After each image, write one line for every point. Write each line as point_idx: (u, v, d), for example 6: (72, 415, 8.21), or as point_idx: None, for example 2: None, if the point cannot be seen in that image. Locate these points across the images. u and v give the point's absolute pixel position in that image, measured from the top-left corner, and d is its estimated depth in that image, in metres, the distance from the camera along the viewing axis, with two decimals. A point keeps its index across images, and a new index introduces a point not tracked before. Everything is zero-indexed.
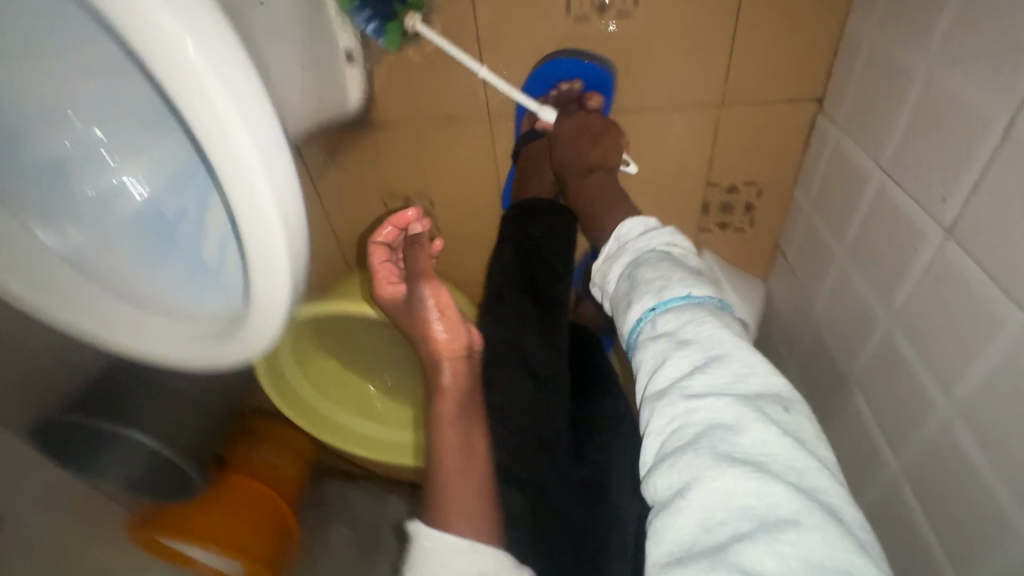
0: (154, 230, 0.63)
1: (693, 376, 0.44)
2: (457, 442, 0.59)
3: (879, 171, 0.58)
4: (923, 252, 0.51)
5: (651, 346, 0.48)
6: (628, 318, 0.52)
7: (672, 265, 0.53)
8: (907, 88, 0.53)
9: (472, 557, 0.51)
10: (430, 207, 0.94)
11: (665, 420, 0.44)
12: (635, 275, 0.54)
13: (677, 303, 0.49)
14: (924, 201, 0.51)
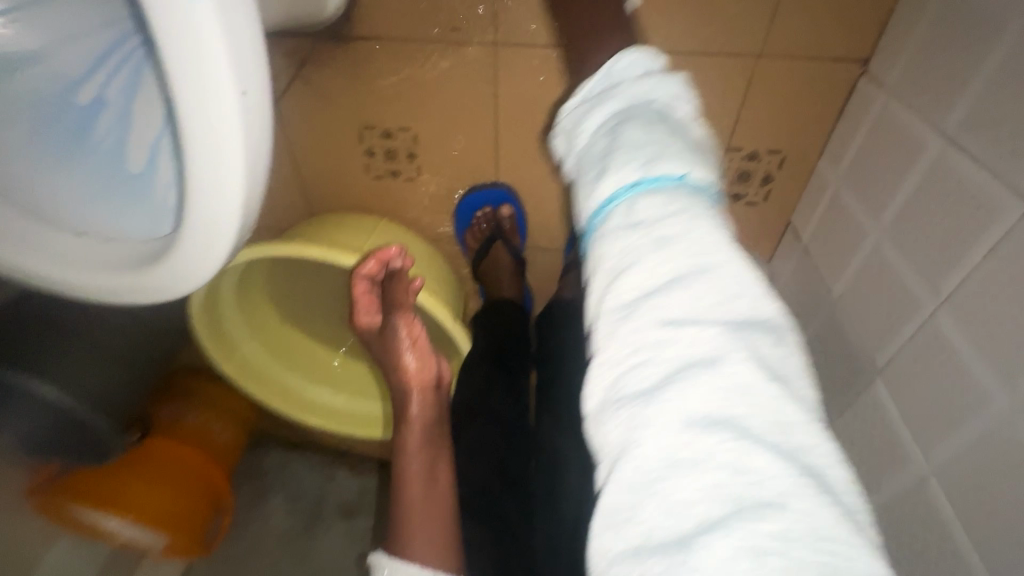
0: (58, 118, 0.48)
1: (671, 287, 0.29)
2: (421, 468, 0.65)
3: (941, 137, 0.52)
4: (995, 228, 0.45)
5: (619, 238, 0.32)
6: (597, 193, 0.35)
7: (671, 128, 0.36)
8: (996, 40, 0.46)
9: None
10: (413, 146, 0.81)
11: (627, 349, 0.29)
12: (624, 133, 0.36)
13: (667, 184, 0.33)
14: (1004, 170, 0.44)
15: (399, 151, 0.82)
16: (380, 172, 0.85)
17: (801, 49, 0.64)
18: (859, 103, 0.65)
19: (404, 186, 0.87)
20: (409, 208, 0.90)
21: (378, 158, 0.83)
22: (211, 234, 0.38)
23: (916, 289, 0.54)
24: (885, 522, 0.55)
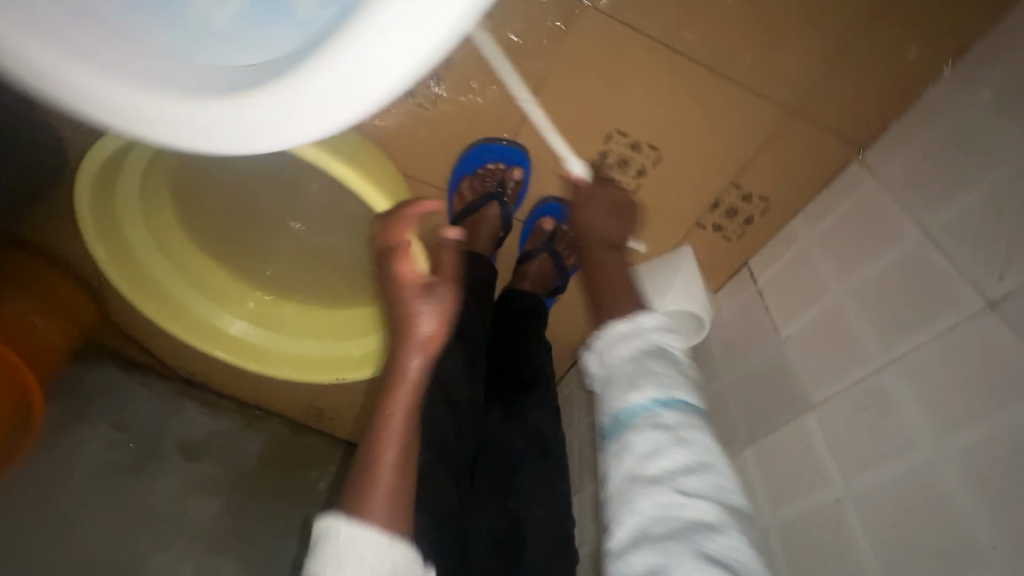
0: None
1: (685, 473, 0.47)
2: (401, 423, 0.55)
3: (920, 232, 0.63)
4: (952, 315, 0.57)
5: (645, 434, 0.50)
6: (628, 399, 0.54)
7: (676, 371, 0.56)
8: (989, 170, 0.58)
9: (382, 557, 0.47)
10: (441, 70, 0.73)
11: (653, 505, 0.47)
12: (642, 362, 0.56)
13: (677, 407, 0.52)
14: (972, 272, 0.56)
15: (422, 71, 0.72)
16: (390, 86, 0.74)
17: (825, 118, 0.73)
18: (847, 183, 0.76)
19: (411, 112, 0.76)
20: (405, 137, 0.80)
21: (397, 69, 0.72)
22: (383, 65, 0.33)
23: (869, 350, 0.65)
24: (799, 530, 0.65)
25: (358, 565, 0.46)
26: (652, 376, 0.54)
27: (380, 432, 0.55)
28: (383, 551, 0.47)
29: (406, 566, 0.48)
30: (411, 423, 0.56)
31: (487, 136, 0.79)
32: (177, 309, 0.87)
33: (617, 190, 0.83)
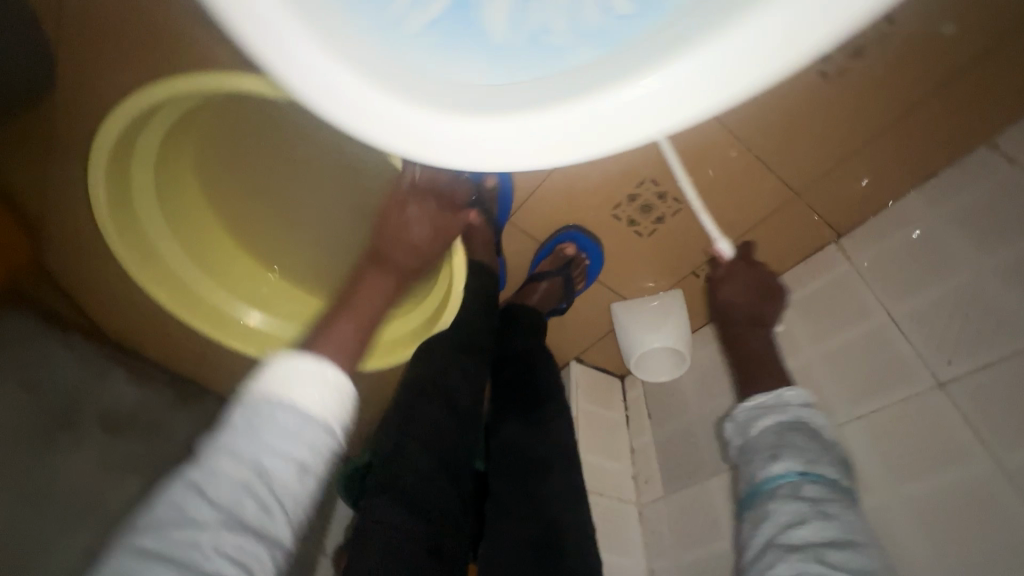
0: None
1: (829, 545, 0.55)
2: (379, 291, 0.69)
3: (885, 315, 0.76)
4: (907, 388, 0.69)
5: (792, 506, 0.60)
6: (771, 469, 0.64)
7: (813, 447, 0.65)
8: (948, 276, 0.71)
9: (321, 392, 0.49)
10: None
11: (794, 567, 0.55)
12: (785, 436, 0.66)
13: (816, 481, 0.61)
14: (927, 356, 0.69)
15: None
16: None
17: (819, 203, 0.84)
18: (824, 260, 0.88)
19: None
20: None
21: None
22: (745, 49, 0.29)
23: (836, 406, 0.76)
24: None
25: (306, 387, 0.49)
26: (792, 454, 0.64)
27: (357, 295, 0.68)
28: (324, 378, 0.50)
29: (344, 396, 0.51)
30: (386, 294, 0.69)
31: None
32: (165, 270, 0.82)
33: (633, 231, 0.91)
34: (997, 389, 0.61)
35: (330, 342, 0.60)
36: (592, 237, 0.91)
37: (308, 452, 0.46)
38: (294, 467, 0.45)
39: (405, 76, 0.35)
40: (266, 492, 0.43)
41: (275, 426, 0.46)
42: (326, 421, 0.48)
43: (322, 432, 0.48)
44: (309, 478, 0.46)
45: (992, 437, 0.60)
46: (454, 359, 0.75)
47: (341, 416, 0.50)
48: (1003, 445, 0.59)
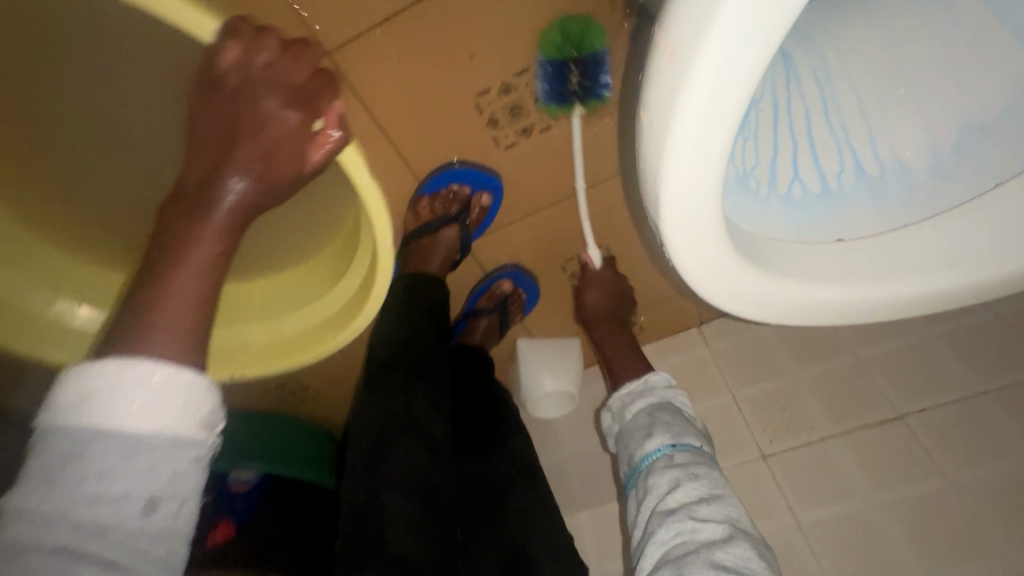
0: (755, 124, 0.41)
1: (702, 502, 0.52)
2: (211, 252, 0.37)
3: (730, 396, 0.98)
4: (743, 457, 0.92)
5: (664, 475, 0.56)
6: (646, 445, 0.60)
7: (684, 422, 0.63)
8: (773, 376, 0.97)
9: (140, 399, 0.31)
10: (522, 115, 0.70)
11: (666, 531, 0.51)
12: (654, 415, 0.64)
13: (688, 447, 0.59)
14: (757, 435, 0.93)
15: (522, 116, 0.69)
16: (484, 106, 0.67)
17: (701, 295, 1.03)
18: (687, 339, 1.08)
19: (479, 136, 0.71)
20: (456, 152, 0.73)
21: (505, 99, 0.67)
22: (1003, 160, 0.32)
23: None
24: None
25: (109, 400, 0.30)
26: (664, 429, 0.61)
27: (180, 247, 0.36)
28: (152, 387, 0.31)
29: (199, 391, 0.33)
30: (231, 245, 0.38)
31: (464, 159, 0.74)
32: None
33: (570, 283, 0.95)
34: (799, 466, 0.87)
35: (168, 312, 0.34)
36: (531, 276, 0.92)
37: (153, 478, 0.30)
38: (138, 505, 0.30)
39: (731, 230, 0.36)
40: (95, 555, 0.28)
41: (77, 477, 0.29)
42: (172, 434, 0.32)
43: (163, 448, 0.31)
44: (164, 509, 0.31)
45: (797, 506, 0.85)
46: (415, 385, 0.65)
47: (194, 422, 0.32)
48: (799, 510, 0.84)
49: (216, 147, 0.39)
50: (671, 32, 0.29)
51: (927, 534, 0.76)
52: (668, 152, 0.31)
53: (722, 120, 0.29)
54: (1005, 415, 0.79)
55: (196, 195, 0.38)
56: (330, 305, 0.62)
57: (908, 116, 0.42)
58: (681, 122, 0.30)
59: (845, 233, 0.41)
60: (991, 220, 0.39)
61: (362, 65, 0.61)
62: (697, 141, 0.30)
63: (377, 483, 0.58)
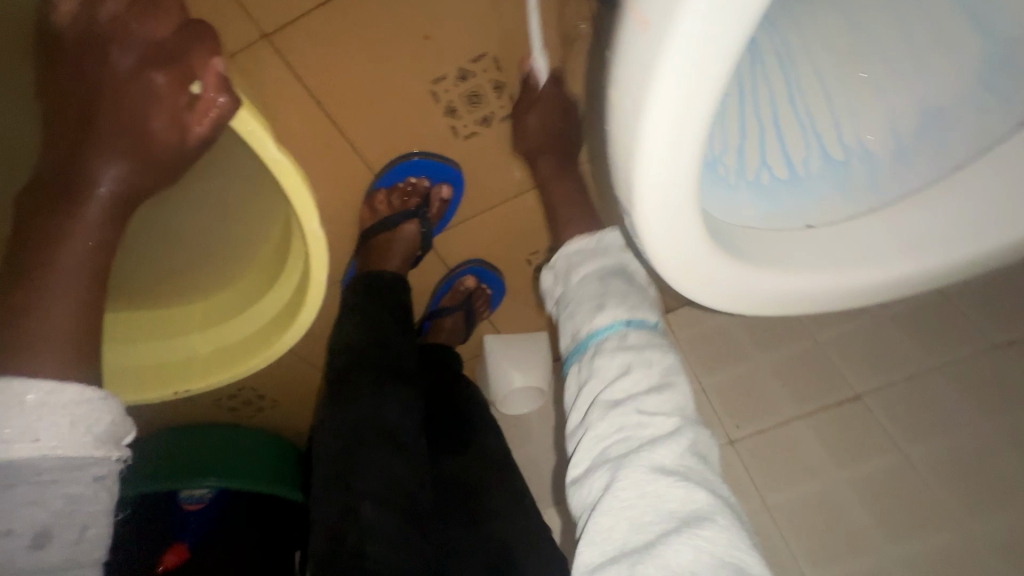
0: (722, 118, 0.40)
1: (649, 390, 0.43)
2: (87, 244, 0.36)
3: (698, 383, 1.00)
4: (711, 442, 0.94)
5: (615, 358, 0.45)
6: (594, 323, 0.47)
7: (641, 294, 0.50)
8: (737, 362, 0.99)
9: (26, 419, 0.31)
10: (485, 104, 0.66)
11: (605, 421, 0.43)
12: (606, 282, 0.50)
13: (643, 330, 0.47)
14: (724, 420, 0.95)
15: (482, 105, 0.66)
16: (441, 94, 0.64)
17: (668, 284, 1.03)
18: None
19: (438, 126, 0.67)
20: (413, 144, 0.69)
21: (462, 87, 0.64)
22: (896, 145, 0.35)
23: None
24: None
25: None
26: (618, 301, 0.47)
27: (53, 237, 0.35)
28: (29, 407, 0.32)
29: (85, 408, 0.34)
30: (111, 239, 0.37)
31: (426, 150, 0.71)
32: None
33: (538, 276, 0.93)
34: (765, 448, 0.90)
35: (43, 311, 0.34)
36: (496, 272, 0.90)
37: (42, 508, 0.32)
38: (26, 539, 0.31)
39: (710, 226, 0.35)
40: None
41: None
42: (59, 458, 0.32)
43: (49, 473, 0.32)
44: (60, 538, 0.32)
45: (764, 487, 0.87)
46: (380, 390, 0.62)
47: (83, 443, 0.33)
48: (766, 491, 0.87)
49: (74, 125, 0.36)
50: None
51: (889, 509, 0.79)
52: (644, 128, 0.29)
53: (699, 100, 0.27)
54: (956, 390, 0.82)
55: (59, 179, 0.36)
56: (270, 308, 0.58)
57: (870, 101, 0.42)
58: (658, 94, 0.27)
59: (814, 219, 0.40)
60: (954, 205, 0.39)
61: (306, 50, 0.57)
62: (674, 114, 0.28)
63: (351, 490, 0.55)
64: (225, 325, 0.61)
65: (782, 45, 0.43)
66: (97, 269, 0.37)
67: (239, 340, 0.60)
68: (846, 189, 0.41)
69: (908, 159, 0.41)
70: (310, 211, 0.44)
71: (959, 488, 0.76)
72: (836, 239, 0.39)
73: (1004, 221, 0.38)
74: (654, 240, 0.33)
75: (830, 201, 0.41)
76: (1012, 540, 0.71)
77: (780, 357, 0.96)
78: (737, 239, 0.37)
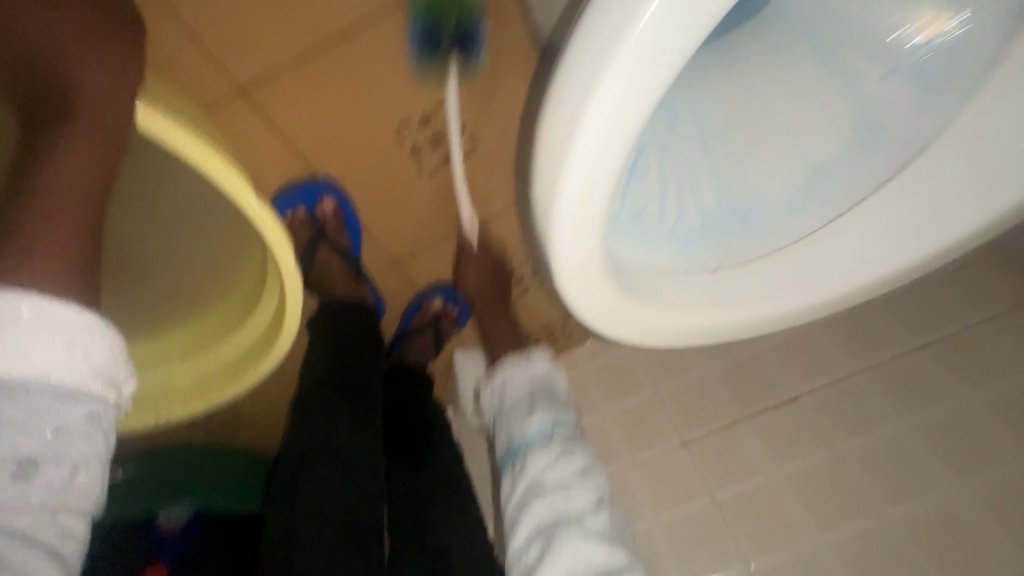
0: (645, 173, 0.46)
1: (573, 476, 0.62)
2: (87, 168, 0.37)
3: (652, 390, 1.07)
4: (665, 444, 1.00)
5: (543, 452, 0.64)
6: (527, 426, 0.68)
7: (561, 404, 0.71)
8: (687, 368, 1.06)
9: (21, 333, 0.30)
10: (449, 142, 0.72)
11: (541, 506, 0.60)
12: (535, 396, 0.72)
13: (564, 430, 0.67)
14: (677, 423, 1.02)
15: (444, 144, 0.73)
16: (406, 136, 0.70)
17: None
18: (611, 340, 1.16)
19: (402, 165, 0.73)
20: (379, 179, 0.74)
21: (425, 130, 0.70)
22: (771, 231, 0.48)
23: (619, 452, 1.03)
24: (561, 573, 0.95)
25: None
26: (544, 410, 0.68)
27: (50, 176, 0.36)
28: (25, 321, 0.30)
29: (81, 329, 0.32)
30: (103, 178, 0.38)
31: (322, 177, 0.71)
32: None
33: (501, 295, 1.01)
34: (714, 448, 0.97)
35: (48, 237, 0.35)
36: (461, 291, 0.95)
37: (27, 434, 0.29)
38: (9, 468, 0.29)
39: (621, 272, 0.42)
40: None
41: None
42: (49, 381, 0.30)
43: (39, 396, 0.30)
44: (43, 473, 0.30)
45: (713, 486, 0.94)
46: (334, 409, 0.70)
47: (77, 367, 0.31)
48: (715, 489, 0.94)
49: (30, 75, 0.37)
50: (546, 136, 0.36)
51: (821, 499, 0.88)
52: (562, 193, 0.35)
53: (606, 170, 0.34)
54: (875, 388, 0.93)
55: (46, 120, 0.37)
56: (248, 337, 0.61)
57: (769, 156, 0.49)
58: (567, 192, 0.35)
59: (720, 261, 0.48)
60: (826, 251, 0.48)
61: (275, 99, 0.61)
62: (576, 224, 0.37)
63: (288, 510, 0.62)
64: (207, 353, 0.64)
65: (698, 102, 0.51)
66: (91, 202, 0.38)
67: (218, 369, 0.64)
68: (746, 231, 0.49)
69: (797, 207, 0.49)
70: (289, 254, 0.50)
71: (878, 477, 0.87)
72: (727, 281, 0.47)
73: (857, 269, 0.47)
74: (574, 285, 0.40)
75: (734, 242, 0.48)
76: (917, 521, 0.83)
77: (725, 363, 1.04)
78: (645, 282, 0.44)
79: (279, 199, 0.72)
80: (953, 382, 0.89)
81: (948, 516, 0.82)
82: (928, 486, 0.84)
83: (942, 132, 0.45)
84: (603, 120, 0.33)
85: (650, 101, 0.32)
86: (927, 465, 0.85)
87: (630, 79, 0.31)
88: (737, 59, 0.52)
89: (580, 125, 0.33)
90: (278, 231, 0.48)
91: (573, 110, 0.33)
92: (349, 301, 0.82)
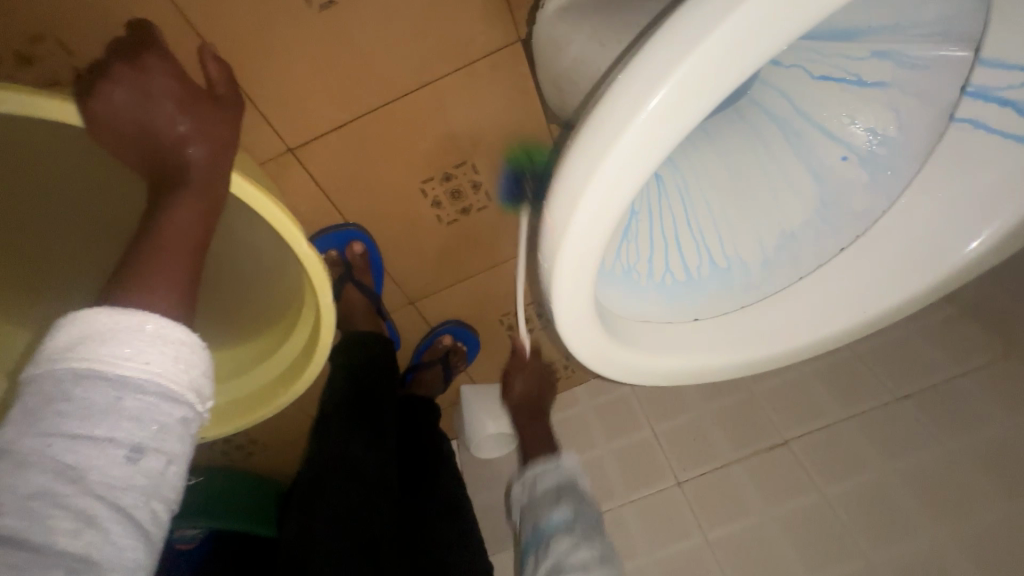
0: (635, 234, 0.54)
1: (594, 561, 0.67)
2: (193, 219, 0.46)
3: (650, 430, 1.11)
4: (662, 482, 1.04)
5: (565, 536, 0.70)
6: (553, 512, 0.75)
7: (583, 497, 0.78)
8: (684, 410, 1.11)
9: (149, 346, 0.38)
10: (467, 194, 0.81)
11: None
12: (562, 489, 0.79)
13: (585, 517, 0.73)
14: (674, 461, 1.06)
15: (463, 199, 0.81)
16: (428, 191, 0.79)
17: None
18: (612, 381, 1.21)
19: (424, 214, 0.81)
20: (402, 226, 0.83)
21: (446, 185, 0.79)
22: (742, 289, 0.56)
23: (617, 489, 1.07)
24: None
25: (104, 343, 0.37)
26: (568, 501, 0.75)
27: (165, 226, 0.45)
28: (148, 336, 0.39)
29: (186, 348, 0.40)
30: (205, 227, 0.46)
31: (350, 222, 0.80)
32: None
33: (508, 335, 1.08)
34: (709, 488, 1.01)
35: (155, 266, 0.43)
36: (470, 329, 1.02)
37: (140, 425, 0.36)
38: (123, 450, 0.36)
39: (610, 321, 0.49)
40: (80, 496, 0.33)
41: (74, 414, 0.35)
42: (161, 386, 0.38)
43: (152, 396, 0.37)
44: (146, 460, 0.37)
45: (706, 524, 0.98)
46: (351, 430, 0.76)
47: (181, 378, 0.39)
48: (707, 528, 0.97)
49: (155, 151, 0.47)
50: (547, 218, 0.41)
51: (810, 542, 0.91)
52: (558, 262, 0.42)
53: (594, 243, 0.40)
54: (861, 436, 0.97)
55: (165, 185, 0.47)
56: (280, 364, 0.69)
57: (745, 227, 0.57)
58: (563, 262, 0.41)
59: (700, 313, 0.56)
60: (791, 308, 0.55)
61: (319, 160, 0.70)
62: (571, 282, 0.43)
63: (311, 522, 0.67)
64: (236, 379, 0.71)
65: (681, 174, 0.59)
66: (194, 243, 0.46)
67: (251, 391, 0.70)
68: (723, 287, 0.56)
69: (767, 268, 0.56)
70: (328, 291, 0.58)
71: (866, 521, 0.90)
72: (706, 331, 0.55)
73: (819, 325, 0.55)
74: (569, 337, 0.47)
75: (712, 297, 0.56)
76: (901, 566, 0.86)
77: (721, 406, 1.09)
78: (630, 330, 0.51)
79: (315, 242, 0.80)
80: (935, 433, 0.94)
81: (934, 564, 0.85)
82: (914, 533, 0.87)
83: (889, 208, 0.53)
84: (599, 201, 0.38)
85: (643, 179, 0.38)
86: (911, 513, 0.89)
87: (625, 163, 0.37)
88: (715, 136, 0.60)
89: (580, 203, 0.38)
90: (317, 270, 0.56)
91: (568, 204, 0.39)
92: (367, 334, 0.89)
